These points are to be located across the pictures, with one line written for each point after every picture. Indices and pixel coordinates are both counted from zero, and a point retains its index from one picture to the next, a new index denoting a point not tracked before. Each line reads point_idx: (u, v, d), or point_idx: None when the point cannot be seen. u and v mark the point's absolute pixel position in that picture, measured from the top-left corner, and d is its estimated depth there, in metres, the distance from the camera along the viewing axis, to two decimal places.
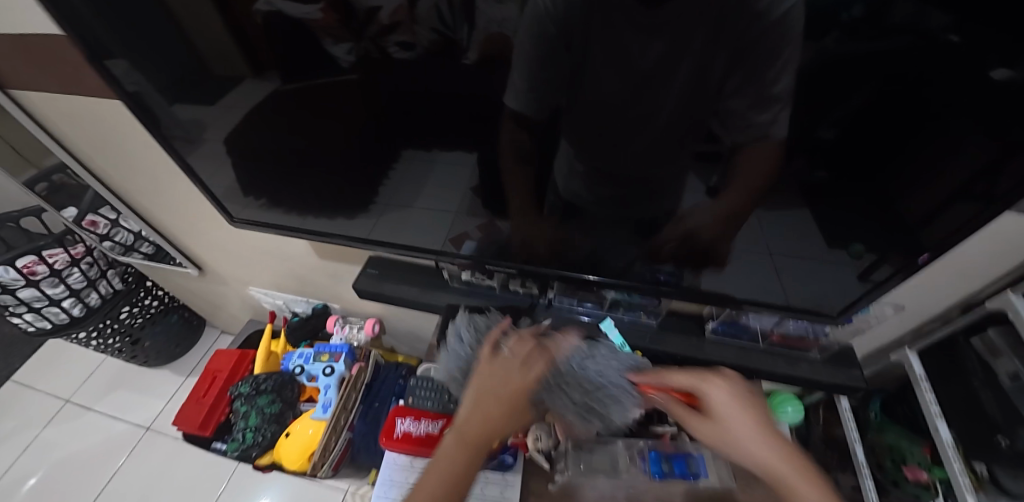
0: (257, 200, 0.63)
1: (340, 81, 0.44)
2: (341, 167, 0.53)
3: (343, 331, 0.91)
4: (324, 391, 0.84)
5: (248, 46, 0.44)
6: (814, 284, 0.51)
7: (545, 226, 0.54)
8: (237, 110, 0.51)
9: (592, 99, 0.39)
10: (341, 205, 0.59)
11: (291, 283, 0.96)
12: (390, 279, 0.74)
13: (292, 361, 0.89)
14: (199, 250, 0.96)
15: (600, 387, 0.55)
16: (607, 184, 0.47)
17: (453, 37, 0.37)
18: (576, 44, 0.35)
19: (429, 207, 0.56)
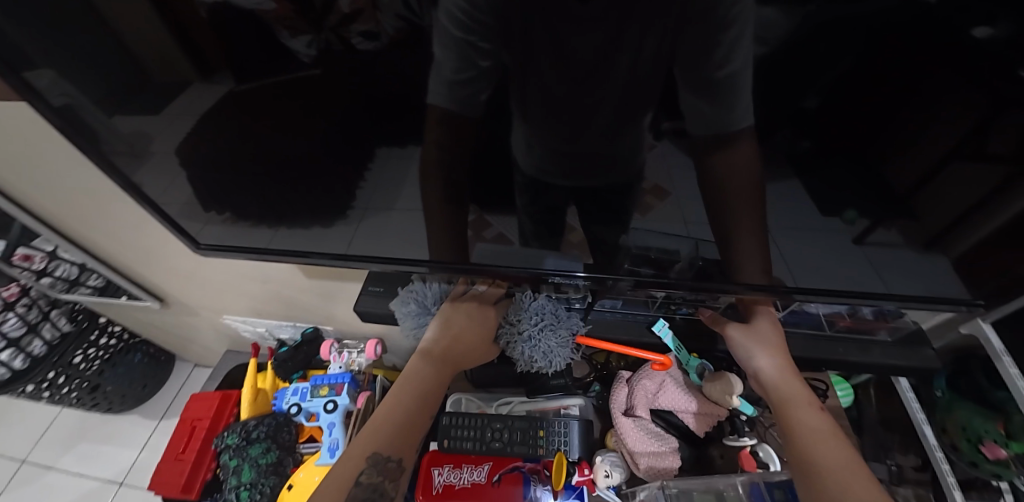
0: (221, 213, 0.58)
1: (301, 78, 0.40)
2: (310, 172, 0.49)
3: (341, 358, 0.83)
4: (327, 430, 0.75)
5: (192, 45, 0.39)
6: (810, 255, 0.51)
7: (537, 215, 0.52)
8: (187, 119, 0.45)
9: (541, 78, 0.36)
10: (317, 212, 0.54)
11: (276, 307, 0.90)
12: (412, 299, 0.69)
13: (286, 400, 0.80)
14: (154, 279, 0.88)
15: (543, 326, 0.65)
16: (566, 160, 0.44)
17: (422, 24, 0.33)
18: (519, 18, 0.32)
19: (410, 209, 0.52)
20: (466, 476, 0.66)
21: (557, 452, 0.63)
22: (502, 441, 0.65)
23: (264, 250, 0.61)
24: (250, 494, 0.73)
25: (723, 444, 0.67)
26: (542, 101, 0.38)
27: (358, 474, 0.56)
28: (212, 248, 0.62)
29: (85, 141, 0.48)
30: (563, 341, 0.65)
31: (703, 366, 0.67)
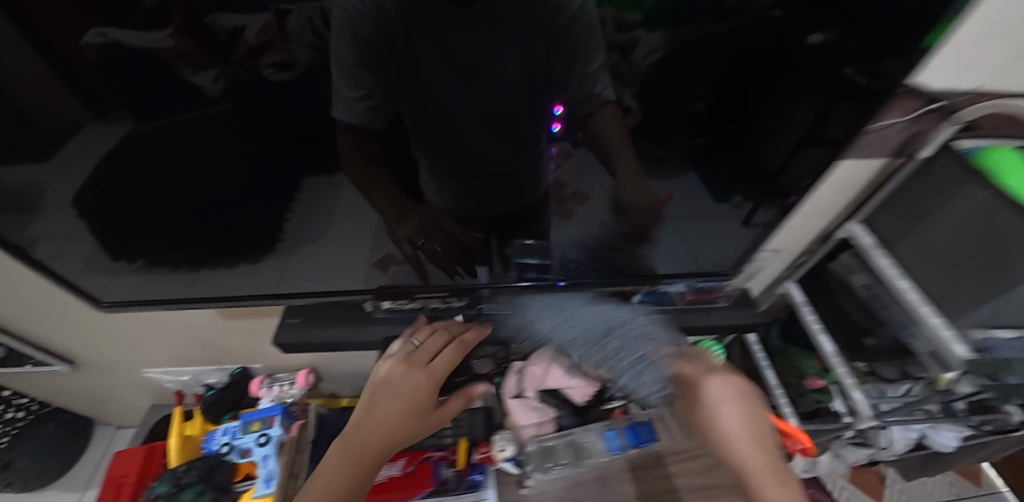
0: (134, 263, 0.53)
1: (209, 114, 0.39)
2: (229, 207, 0.47)
3: (271, 392, 0.78)
4: (261, 463, 0.68)
5: (84, 86, 0.36)
6: (712, 238, 0.58)
7: (459, 232, 0.54)
8: (87, 165, 0.42)
9: (436, 99, 0.39)
10: (240, 251, 0.52)
11: (198, 352, 0.84)
12: (321, 323, 0.66)
13: (216, 441, 0.71)
14: (61, 339, 0.79)
15: (605, 342, 0.63)
16: (474, 177, 0.47)
17: (333, 51, 0.35)
18: (402, 42, 0.35)
19: (344, 234, 0.51)
20: (381, 472, 0.70)
21: (460, 438, 0.73)
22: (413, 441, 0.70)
23: (185, 294, 0.57)
24: None
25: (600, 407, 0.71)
26: (440, 122, 0.41)
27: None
28: (123, 304, 0.58)
29: None
30: (634, 363, 0.62)
31: None
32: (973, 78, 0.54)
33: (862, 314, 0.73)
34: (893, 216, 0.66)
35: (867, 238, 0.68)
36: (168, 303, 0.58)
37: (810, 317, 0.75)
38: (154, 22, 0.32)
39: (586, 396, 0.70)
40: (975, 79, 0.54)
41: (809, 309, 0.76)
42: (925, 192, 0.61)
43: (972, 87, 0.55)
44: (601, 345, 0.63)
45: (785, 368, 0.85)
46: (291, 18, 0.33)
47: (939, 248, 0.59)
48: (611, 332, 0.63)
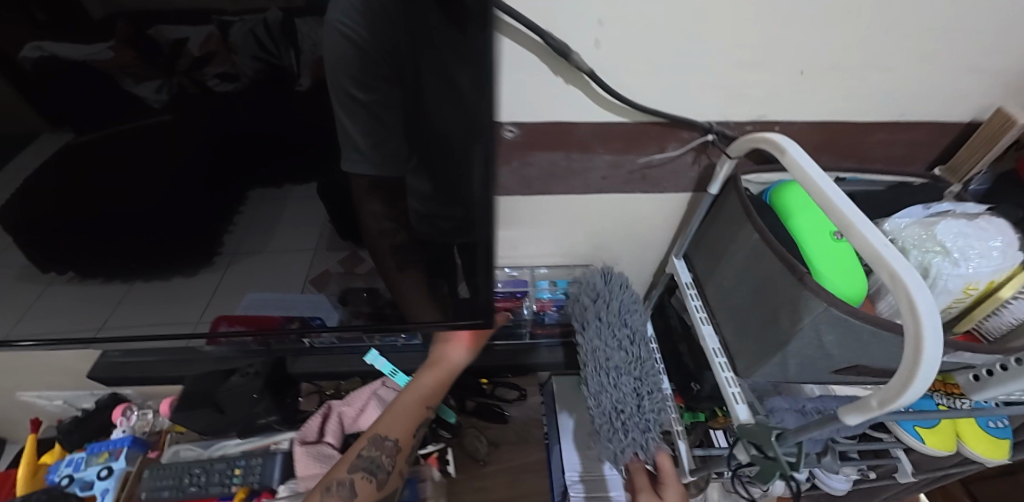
0: (65, 275, 0.50)
1: (150, 127, 0.38)
2: (165, 220, 0.46)
3: (125, 422, 0.73)
4: (98, 499, 0.62)
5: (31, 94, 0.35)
6: None
7: (411, 252, 0.51)
8: (31, 174, 0.41)
9: (430, 126, 0.38)
10: (178, 262, 0.50)
11: (61, 379, 0.81)
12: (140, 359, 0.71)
13: (56, 474, 0.65)
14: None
15: (614, 353, 0.65)
16: (446, 208, 0.46)
17: (280, 64, 0.33)
18: (409, 71, 0.34)
19: (286, 250, 0.49)
20: None
21: (245, 487, 0.62)
22: (199, 484, 0.62)
23: (116, 307, 0.55)
24: None
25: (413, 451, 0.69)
26: (433, 151, 0.40)
27: (359, 449, 0.56)
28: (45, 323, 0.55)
29: None
30: (635, 392, 0.63)
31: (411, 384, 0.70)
32: (746, 110, 0.56)
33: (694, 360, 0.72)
34: (701, 253, 0.61)
35: (686, 275, 0.64)
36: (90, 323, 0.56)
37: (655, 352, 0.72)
38: (93, 35, 0.31)
39: None
40: (748, 111, 0.56)
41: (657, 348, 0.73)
42: (718, 232, 0.55)
43: (754, 117, 0.57)
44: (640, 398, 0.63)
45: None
46: (233, 30, 0.31)
47: (728, 292, 0.53)
48: (622, 329, 0.68)
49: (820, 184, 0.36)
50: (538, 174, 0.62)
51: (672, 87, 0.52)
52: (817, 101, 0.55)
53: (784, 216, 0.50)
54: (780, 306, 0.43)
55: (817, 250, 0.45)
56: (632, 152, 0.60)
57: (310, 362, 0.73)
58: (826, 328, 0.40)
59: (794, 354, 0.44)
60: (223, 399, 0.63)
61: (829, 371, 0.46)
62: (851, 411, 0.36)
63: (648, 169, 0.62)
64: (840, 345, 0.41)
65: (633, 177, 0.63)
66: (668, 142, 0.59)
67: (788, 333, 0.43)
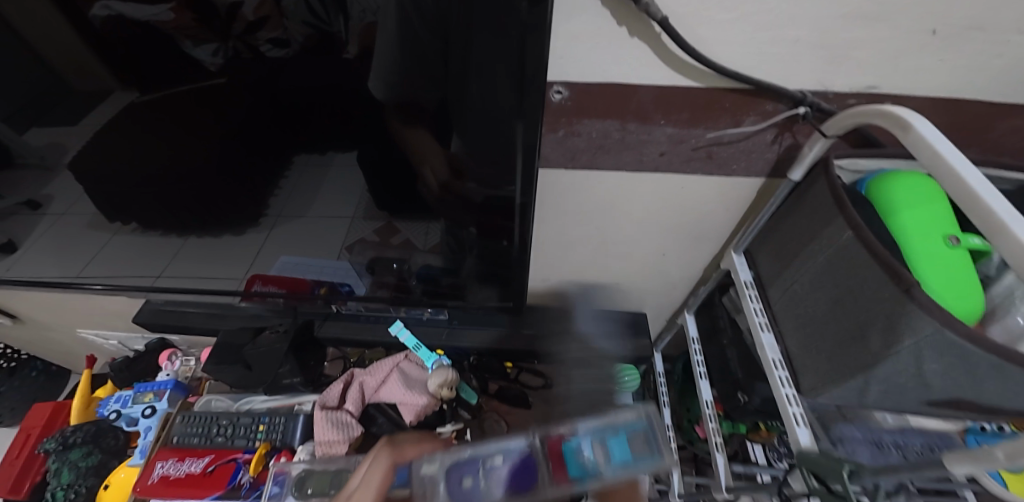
0: (129, 226, 0.54)
1: (205, 89, 0.39)
2: (219, 181, 0.48)
3: (171, 366, 0.76)
4: (143, 435, 0.69)
5: (106, 54, 0.38)
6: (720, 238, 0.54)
7: (450, 223, 0.51)
8: (103, 130, 0.44)
9: (477, 91, 0.37)
10: (227, 222, 0.53)
11: (116, 320, 0.86)
12: (194, 307, 0.75)
13: (107, 407, 0.72)
14: (17, 301, 0.84)
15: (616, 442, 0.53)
16: (488, 173, 0.44)
17: (329, 30, 0.33)
18: (459, 32, 0.33)
19: (325, 215, 0.51)
20: (182, 467, 0.62)
21: (267, 444, 0.64)
22: (225, 435, 0.65)
23: (173, 256, 0.58)
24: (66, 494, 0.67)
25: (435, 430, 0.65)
26: (478, 115, 0.39)
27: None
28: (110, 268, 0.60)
29: None
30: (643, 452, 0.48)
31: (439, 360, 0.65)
32: (854, 76, 0.40)
33: (745, 368, 0.57)
34: (770, 251, 0.49)
35: (745, 274, 0.53)
36: (150, 270, 0.60)
37: (696, 359, 0.64)
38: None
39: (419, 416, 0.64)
40: (855, 79, 0.40)
41: (697, 350, 0.65)
42: (796, 225, 0.44)
43: (861, 88, 0.41)
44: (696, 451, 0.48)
45: (680, 409, 0.77)
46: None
47: (799, 299, 0.43)
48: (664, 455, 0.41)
49: (936, 146, 0.27)
50: (585, 146, 0.49)
51: (758, 45, 0.38)
52: (981, 72, 0.38)
53: (882, 213, 0.38)
54: (873, 323, 0.34)
55: (923, 256, 0.34)
56: (698, 127, 0.46)
57: (334, 327, 0.72)
58: (930, 354, 0.31)
59: (880, 380, 0.35)
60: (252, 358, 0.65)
61: (917, 403, 0.37)
62: (958, 461, 0.29)
63: (714, 146, 0.48)
64: (947, 380, 0.32)
65: (697, 156, 0.49)
66: (746, 114, 0.44)
67: (876, 358, 0.34)
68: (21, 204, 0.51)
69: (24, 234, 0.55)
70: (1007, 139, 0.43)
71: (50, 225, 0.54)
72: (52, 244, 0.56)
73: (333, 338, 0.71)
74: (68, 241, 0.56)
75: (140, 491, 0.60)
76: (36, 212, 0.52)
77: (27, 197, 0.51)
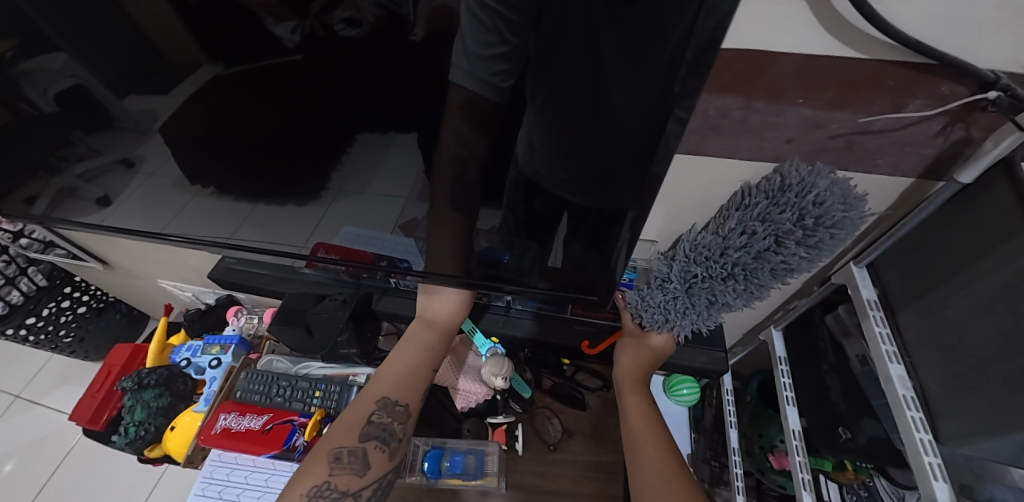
0: (207, 189, 0.59)
1: (281, 63, 0.41)
2: (288, 154, 0.51)
3: (237, 321, 0.85)
4: (208, 383, 0.76)
5: (199, 31, 0.40)
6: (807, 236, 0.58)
7: (517, 214, 0.52)
8: (188, 100, 0.47)
9: (564, 73, 0.34)
10: (293, 193, 0.56)
11: (190, 273, 0.94)
12: (262, 268, 0.79)
13: (180, 355, 0.80)
14: (103, 247, 0.94)
15: (693, 289, 0.56)
16: (568, 162, 0.43)
17: (399, 12, 0.32)
18: (552, 12, 0.30)
19: (382, 194, 0.52)
20: (243, 422, 0.69)
21: (321, 410, 0.69)
22: (284, 396, 0.70)
23: (241, 220, 0.62)
24: (137, 430, 0.74)
25: (483, 419, 0.72)
26: (572, 106, 0.37)
27: (369, 415, 0.56)
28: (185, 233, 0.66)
29: (101, 115, 0.51)
30: (682, 295, 0.57)
31: (493, 348, 0.69)
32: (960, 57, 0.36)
33: (851, 400, 0.57)
34: (903, 270, 0.49)
35: (869, 291, 0.52)
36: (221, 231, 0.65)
37: (783, 378, 0.63)
38: None
39: (469, 404, 0.70)
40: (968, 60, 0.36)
41: (785, 371, 0.63)
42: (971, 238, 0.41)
43: None
44: (702, 303, 0.56)
45: (751, 433, 0.73)
46: None
47: (953, 325, 0.42)
48: (746, 293, 0.53)
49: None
50: (698, 125, 0.48)
51: None
52: None
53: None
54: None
55: None
56: (846, 108, 0.43)
57: (391, 303, 0.74)
58: None
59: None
60: (314, 322, 0.70)
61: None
62: None
63: (859, 134, 0.45)
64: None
65: (832, 144, 0.47)
66: (913, 96, 0.41)
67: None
68: (118, 162, 0.57)
69: (118, 191, 0.61)
70: None
71: (142, 182, 0.59)
72: (138, 198, 0.62)
73: (386, 311, 0.72)
74: (155, 198, 0.62)
75: (205, 438, 0.67)
76: (130, 171, 0.58)
77: (123, 155, 0.56)
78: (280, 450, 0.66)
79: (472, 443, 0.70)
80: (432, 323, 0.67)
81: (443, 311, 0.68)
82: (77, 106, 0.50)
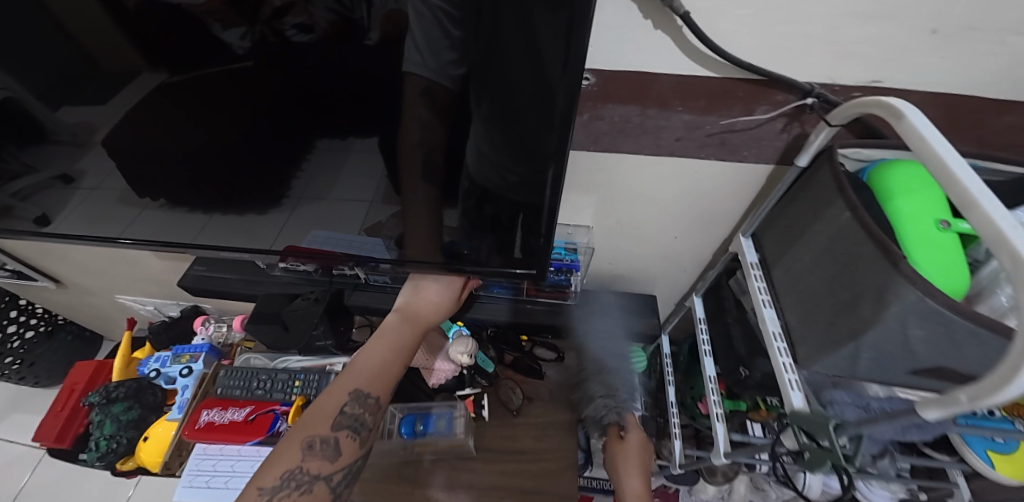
0: (156, 201, 0.56)
1: (232, 69, 0.40)
2: (244, 163, 0.50)
3: (206, 330, 0.82)
4: (180, 392, 0.73)
5: (139, 36, 0.39)
6: (709, 210, 0.64)
7: (470, 218, 0.53)
8: (130, 109, 0.46)
9: (500, 80, 0.36)
10: (250, 201, 0.55)
11: (152, 286, 0.90)
12: (227, 273, 0.76)
13: (147, 366, 0.77)
14: (54, 265, 0.88)
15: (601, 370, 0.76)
16: (514, 165, 0.45)
17: (351, 17, 0.33)
18: (484, 18, 0.32)
19: (342, 199, 0.52)
20: (226, 415, 0.67)
21: (303, 397, 0.68)
22: (264, 388, 0.69)
23: (199, 234, 0.61)
24: (108, 444, 0.71)
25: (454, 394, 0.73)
26: (511, 112, 0.39)
27: (341, 405, 0.53)
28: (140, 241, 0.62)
29: (33, 128, 0.48)
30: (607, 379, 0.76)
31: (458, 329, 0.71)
32: (855, 70, 0.43)
33: (749, 343, 0.60)
34: (775, 234, 0.52)
35: (751, 256, 0.56)
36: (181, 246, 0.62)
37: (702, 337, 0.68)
38: None
39: (438, 381, 0.72)
40: (857, 73, 0.44)
41: (703, 328, 0.70)
42: (802, 208, 0.46)
43: (866, 83, 0.44)
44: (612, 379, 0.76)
45: (684, 388, 0.81)
46: None
47: (800, 277, 0.46)
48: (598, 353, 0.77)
49: (945, 154, 0.28)
50: (607, 129, 0.53)
51: None
52: (975, 64, 0.41)
53: (881, 197, 0.41)
54: (863, 292, 0.37)
55: (917, 240, 0.37)
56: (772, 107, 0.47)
57: (364, 296, 0.73)
58: (914, 320, 0.33)
59: (870, 347, 0.38)
60: (291, 318, 0.68)
61: (903, 371, 0.39)
62: (931, 406, 0.33)
63: (726, 132, 0.51)
64: (931, 349, 0.35)
65: (708, 142, 0.53)
66: (758, 103, 0.48)
67: (865, 323, 0.37)
68: (55, 178, 0.54)
69: (57, 208, 0.58)
70: (996, 134, 0.47)
71: (83, 198, 0.56)
72: (79, 215, 0.59)
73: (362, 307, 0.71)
74: (101, 214, 0.59)
75: (189, 433, 0.66)
76: (69, 187, 0.55)
77: (61, 171, 0.53)
78: (264, 435, 0.65)
79: (440, 405, 0.71)
80: (414, 313, 0.64)
81: (429, 301, 0.65)
82: (3, 120, 0.47)
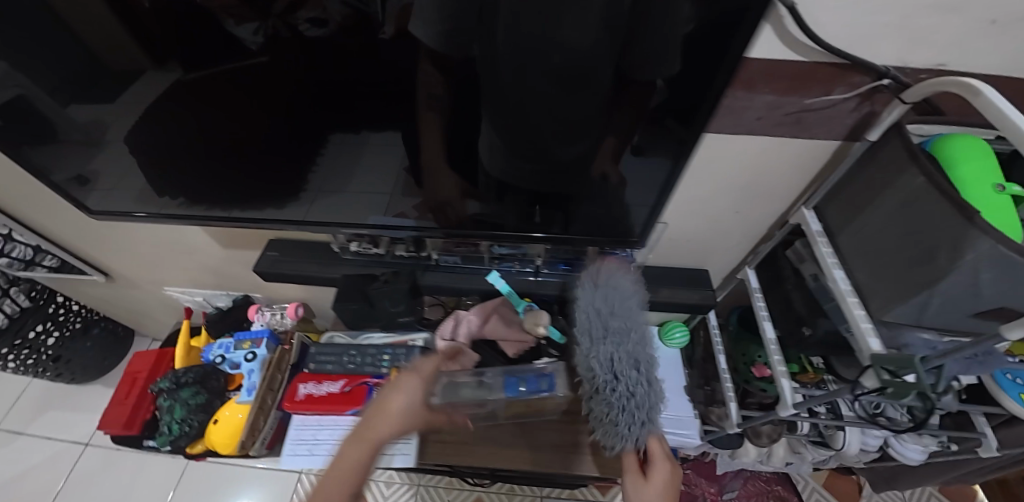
0: (176, 200, 0.57)
1: (246, 65, 0.40)
2: (263, 156, 0.50)
3: (263, 317, 0.81)
4: (247, 376, 0.74)
5: (146, 34, 0.38)
6: (774, 183, 0.58)
7: (491, 206, 0.54)
8: (141, 107, 0.45)
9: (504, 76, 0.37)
10: (265, 196, 0.55)
11: (206, 277, 0.88)
12: (292, 260, 0.69)
13: (211, 352, 0.78)
14: (107, 258, 0.86)
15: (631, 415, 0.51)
16: (524, 156, 0.45)
17: (366, 12, 0.33)
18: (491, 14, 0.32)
19: (362, 191, 0.53)
20: (323, 388, 0.66)
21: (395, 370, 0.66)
22: (355, 362, 0.67)
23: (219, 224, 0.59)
24: (180, 428, 0.74)
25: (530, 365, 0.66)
26: (518, 105, 0.39)
27: None
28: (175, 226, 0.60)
29: (44, 128, 0.47)
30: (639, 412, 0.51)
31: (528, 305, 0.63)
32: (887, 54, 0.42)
33: (811, 306, 0.60)
34: (839, 201, 0.52)
35: (814, 225, 0.56)
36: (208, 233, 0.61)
37: (758, 303, 0.67)
38: None
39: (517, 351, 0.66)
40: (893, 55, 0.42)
41: (760, 297, 0.68)
42: (869, 177, 0.47)
43: (932, 66, 0.42)
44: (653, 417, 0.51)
45: (736, 355, 0.78)
46: None
47: (868, 239, 0.48)
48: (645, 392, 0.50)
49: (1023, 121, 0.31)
50: None
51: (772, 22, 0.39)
52: None
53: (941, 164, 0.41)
54: (937, 244, 0.38)
55: (980, 197, 0.38)
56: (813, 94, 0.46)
57: (436, 276, 0.67)
58: (987, 267, 0.35)
59: (942, 294, 0.39)
60: (376, 297, 0.65)
61: (965, 314, 0.41)
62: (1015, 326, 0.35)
63: (806, 111, 0.48)
64: (999, 290, 0.37)
65: (787, 120, 0.49)
66: (837, 85, 0.45)
67: (938, 274, 0.39)
68: (72, 179, 0.55)
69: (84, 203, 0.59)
70: None
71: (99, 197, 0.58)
72: (112, 206, 0.59)
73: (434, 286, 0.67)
74: (121, 207, 0.59)
75: (291, 404, 0.65)
76: (86, 188, 0.56)
77: (76, 173, 0.54)
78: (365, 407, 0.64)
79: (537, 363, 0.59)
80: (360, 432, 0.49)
81: (381, 421, 0.49)
82: (15, 122, 0.46)
